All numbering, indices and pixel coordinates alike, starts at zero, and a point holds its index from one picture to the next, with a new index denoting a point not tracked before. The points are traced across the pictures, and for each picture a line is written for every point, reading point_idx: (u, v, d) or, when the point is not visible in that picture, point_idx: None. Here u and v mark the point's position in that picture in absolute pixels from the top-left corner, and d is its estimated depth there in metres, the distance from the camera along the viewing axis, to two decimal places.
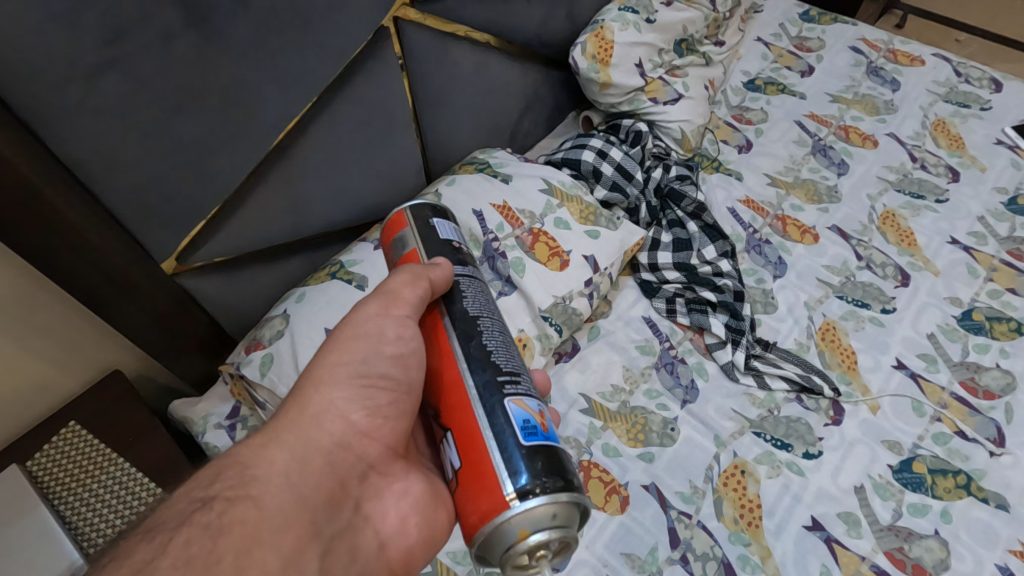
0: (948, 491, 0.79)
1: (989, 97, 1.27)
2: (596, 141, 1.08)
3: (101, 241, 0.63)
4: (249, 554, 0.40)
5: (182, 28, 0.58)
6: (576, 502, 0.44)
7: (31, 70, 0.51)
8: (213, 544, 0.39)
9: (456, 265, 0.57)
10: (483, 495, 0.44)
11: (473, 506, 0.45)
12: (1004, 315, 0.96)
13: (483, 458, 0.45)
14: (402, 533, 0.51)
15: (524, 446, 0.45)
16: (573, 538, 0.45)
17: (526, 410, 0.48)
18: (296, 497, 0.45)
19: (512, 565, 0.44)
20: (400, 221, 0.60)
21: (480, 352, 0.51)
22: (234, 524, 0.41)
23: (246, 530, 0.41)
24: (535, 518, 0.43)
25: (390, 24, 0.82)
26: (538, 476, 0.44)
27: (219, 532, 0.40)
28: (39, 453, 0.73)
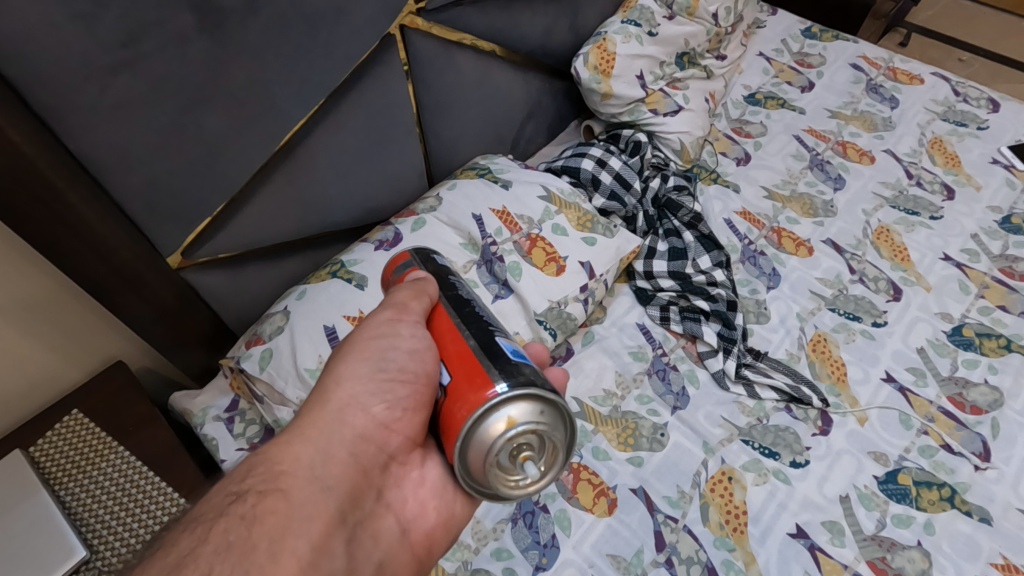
0: (932, 503, 0.80)
1: (987, 117, 1.29)
2: (595, 150, 1.10)
3: (110, 234, 0.65)
4: (281, 542, 0.44)
5: (196, 32, 0.61)
6: (556, 404, 0.48)
7: (51, 70, 0.53)
8: (249, 533, 0.43)
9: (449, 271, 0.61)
10: (471, 391, 0.47)
11: (462, 404, 0.47)
12: (994, 331, 0.97)
13: (474, 365, 0.49)
14: (422, 516, 0.55)
15: (513, 358, 0.49)
16: (557, 441, 0.49)
17: (515, 345, 0.52)
18: (321, 490, 0.48)
19: (494, 462, 0.48)
20: (400, 254, 0.64)
21: (474, 314, 0.54)
22: (266, 515, 0.45)
23: (278, 521, 0.45)
24: (523, 410, 0.47)
25: (396, 32, 0.84)
26: (523, 373, 0.48)
27: (253, 522, 0.44)
28: (42, 440, 0.75)
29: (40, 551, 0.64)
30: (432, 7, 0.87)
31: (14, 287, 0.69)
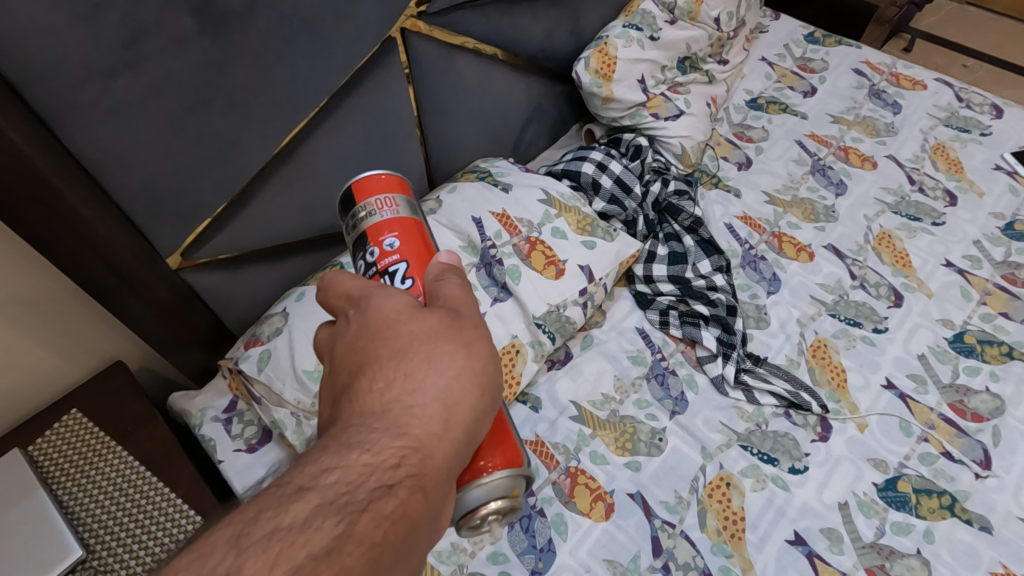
0: (932, 511, 0.80)
1: (989, 123, 1.29)
2: (596, 154, 1.10)
3: (109, 234, 0.65)
4: (410, 553, 0.36)
5: (196, 35, 0.61)
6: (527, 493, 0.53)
7: (52, 71, 0.53)
8: (394, 540, 0.35)
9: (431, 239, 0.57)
10: (503, 446, 0.49)
11: (495, 454, 0.48)
12: (995, 338, 0.97)
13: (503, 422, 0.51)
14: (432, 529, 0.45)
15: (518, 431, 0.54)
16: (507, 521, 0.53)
17: None
18: (445, 497, 0.40)
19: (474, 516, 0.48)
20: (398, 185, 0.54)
21: None
22: (408, 519, 0.36)
23: (415, 527, 0.37)
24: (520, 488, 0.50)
25: (398, 34, 0.84)
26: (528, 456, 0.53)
27: (398, 526, 0.36)
28: (41, 439, 0.76)
29: (38, 548, 0.65)
30: (433, 10, 0.87)
31: (16, 287, 0.69)
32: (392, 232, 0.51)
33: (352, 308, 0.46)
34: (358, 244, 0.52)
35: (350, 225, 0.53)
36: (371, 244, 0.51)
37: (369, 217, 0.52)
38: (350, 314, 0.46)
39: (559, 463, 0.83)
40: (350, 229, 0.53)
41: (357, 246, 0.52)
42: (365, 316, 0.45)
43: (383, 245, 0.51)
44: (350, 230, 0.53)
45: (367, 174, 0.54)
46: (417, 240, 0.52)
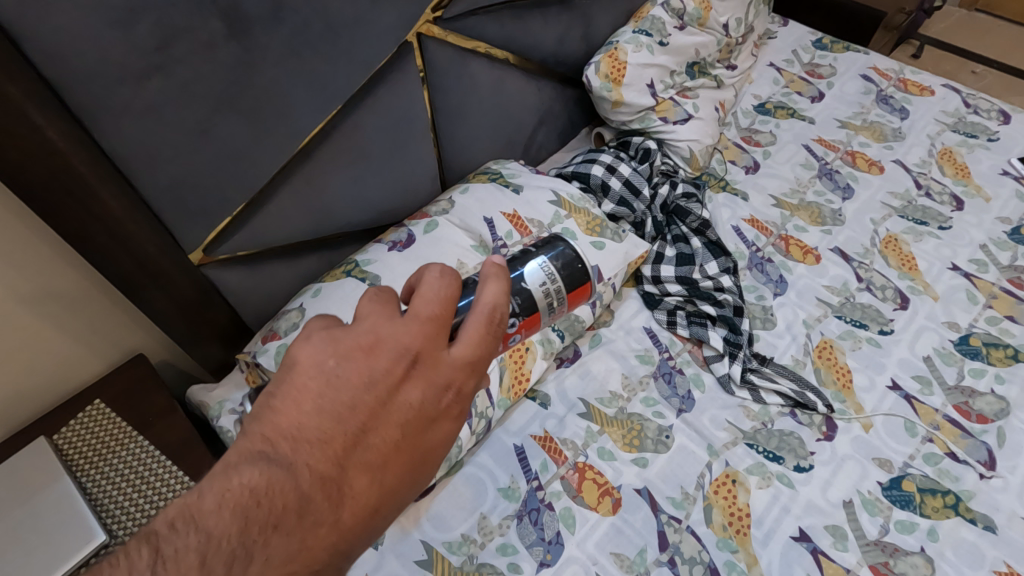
0: (936, 510, 0.81)
1: (997, 129, 1.29)
2: (605, 157, 1.12)
3: (137, 230, 0.67)
4: None
5: (224, 38, 0.64)
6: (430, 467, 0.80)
7: (88, 71, 0.56)
8: None
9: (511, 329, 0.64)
10: None
11: None
12: (1001, 341, 0.98)
13: None
14: None
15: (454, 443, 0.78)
16: None
17: None
18: None
19: None
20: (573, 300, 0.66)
21: None
22: None
23: None
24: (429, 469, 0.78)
25: (414, 39, 0.86)
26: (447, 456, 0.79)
27: None
28: (66, 428, 0.78)
29: (59, 542, 0.66)
30: (448, 16, 0.89)
31: (49, 282, 0.72)
32: (526, 331, 0.63)
33: (452, 393, 0.45)
34: (523, 305, 0.61)
35: (547, 281, 0.62)
36: (520, 323, 0.61)
37: (548, 310, 0.63)
38: (448, 397, 0.45)
39: (567, 458, 0.84)
40: (539, 283, 0.61)
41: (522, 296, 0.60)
42: (442, 419, 0.45)
43: (512, 337, 0.61)
44: (536, 284, 0.61)
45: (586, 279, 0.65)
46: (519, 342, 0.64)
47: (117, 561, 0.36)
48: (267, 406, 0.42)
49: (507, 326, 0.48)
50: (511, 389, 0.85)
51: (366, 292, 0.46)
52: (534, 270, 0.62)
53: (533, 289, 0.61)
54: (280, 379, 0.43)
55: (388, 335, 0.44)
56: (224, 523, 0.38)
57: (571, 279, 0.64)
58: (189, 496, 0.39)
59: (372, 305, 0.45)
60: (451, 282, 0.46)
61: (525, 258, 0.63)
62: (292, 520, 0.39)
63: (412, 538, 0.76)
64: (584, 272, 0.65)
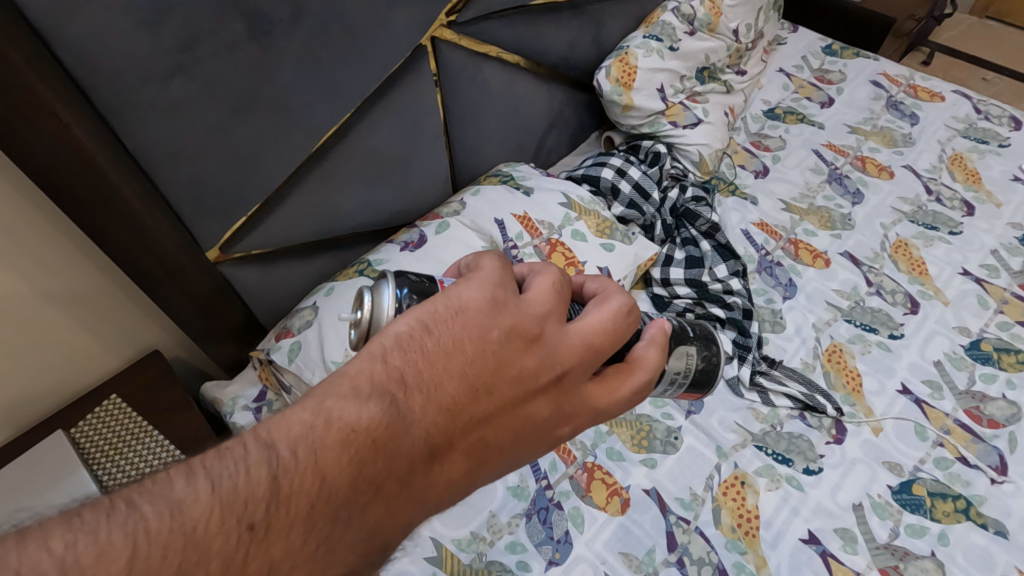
0: (947, 514, 0.80)
1: (1008, 135, 1.29)
2: (615, 160, 1.13)
3: (157, 227, 0.69)
4: None
5: (245, 40, 0.65)
6: None
7: (114, 71, 0.57)
8: None
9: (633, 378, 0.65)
10: None
11: None
12: (1012, 347, 0.98)
13: None
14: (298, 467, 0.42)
15: None
16: None
17: None
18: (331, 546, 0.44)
19: None
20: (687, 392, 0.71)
21: None
22: None
23: None
24: None
25: (428, 43, 0.88)
26: None
27: None
28: (83, 422, 0.80)
29: (60, 487, 0.71)
30: (462, 20, 0.91)
31: (71, 278, 0.73)
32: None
33: (563, 417, 0.47)
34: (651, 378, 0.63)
35: (681, 374, 0.64)
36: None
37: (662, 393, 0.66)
38: (559, 425, 0.47)
39: (576, 458, 0.85)
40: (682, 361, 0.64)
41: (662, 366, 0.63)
42: (540, 431, 0.46)
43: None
44: (671, 370, 0.63)
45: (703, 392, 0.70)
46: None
47: (232, 471, 0.34)
48: (420, 346, 0.41)
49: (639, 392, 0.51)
50: None
51: (553, 276, 0.47)
52: (680, 353, 0.64)
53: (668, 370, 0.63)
54: (445, 320, 0.42)
55: (553, 338, 0.45)
56: (341, 472, 0.36)
57: (697, 381, 0.66)
58: (312, 419, 0.36)
59: (557, 293, 0.46)
60: (630, 324, 0.48)
61: (679, 337, 0.65)
62: (394, 488, 0.38)
63: (422, 534, 0.75)
64: (708, 382, 0.68)
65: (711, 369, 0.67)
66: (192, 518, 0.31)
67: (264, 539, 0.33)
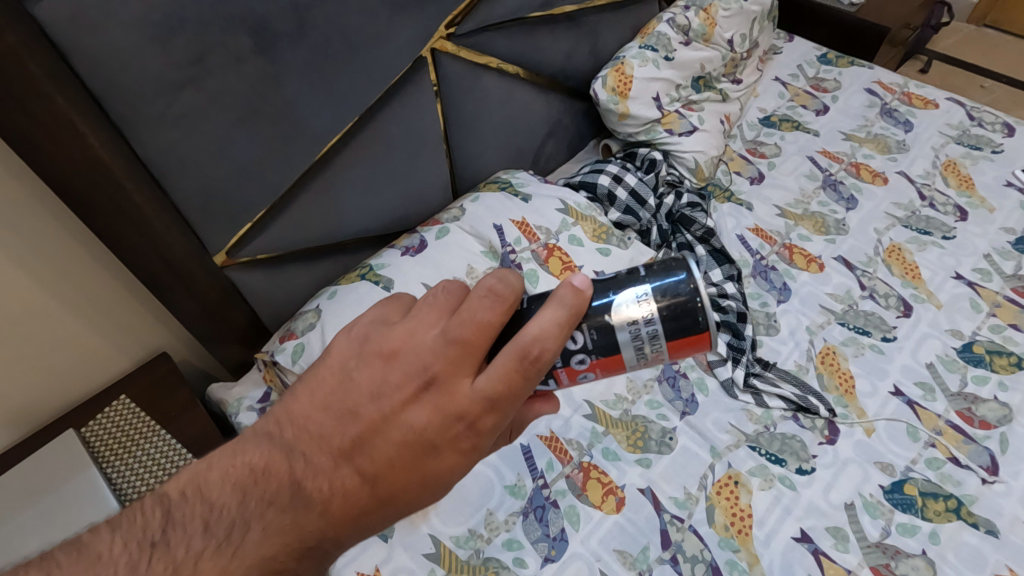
0: (938, 514, 0.82)
1: (1001, 141, 1.31)
2: (612, 167, 1.16)
3: (166, 232, 0.72)
4: None
5: (252, 53, 0.68)
6: None
7: (128, 83, 0.60)
8: None
9: (583, 357, 0.50)
10: None
11: None
12: (1005, 349, 0.99)
13: None
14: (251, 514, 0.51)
15: None
16: None
17: None
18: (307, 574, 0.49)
19: None
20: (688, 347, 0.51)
21: None
22: None
23: None
24: None
25: (428, 55, 0.91)
26: None
27: None
28: (93, 422, 0.82)
29: (83, 517, 0.71)
30: (461, 32, 0.94)
31: (84, 283, 0.76)
32: (602, 372, 0.52)
33: (462, 421, 0.44)
34: (602, 337, 0.49)
35: (648, 323, 0.49)
36: (596, 359, 0.50)
37: (638, 356, 0.51)
38: (457, 428, 0.44)
39: (572, 458, 0.86)
40: (626, 317, 0.49)
41: (596, 332, 0.49)
42: (440, 436, 0.44)
43: (586, 371, 0.51)
44: (624, 321, 0.49)
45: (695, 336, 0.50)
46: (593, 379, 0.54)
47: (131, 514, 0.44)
48: (291, 390, 0.47)
49: (546, 368, 0.44)
50: None
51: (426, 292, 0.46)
52: (623, 306, 0.49)
53: (625, 326, 0.49)
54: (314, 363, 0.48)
55: (416, 347, 0.44)
56: (226, 496, 0.44)
57: (684, 322, 0.49)
58: (200, 464, 0.46)
59: (427, 305, 0.45)
60: (495, 314, 0.43)
61: (625, 284, 0.51)
62: (284, 500, 0.44)
63: (421, 531, 0.77)
64: (701, 321, 0.49)
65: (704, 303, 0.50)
66: (97, 551, 0.41)
67: (165, 550, 0.42)
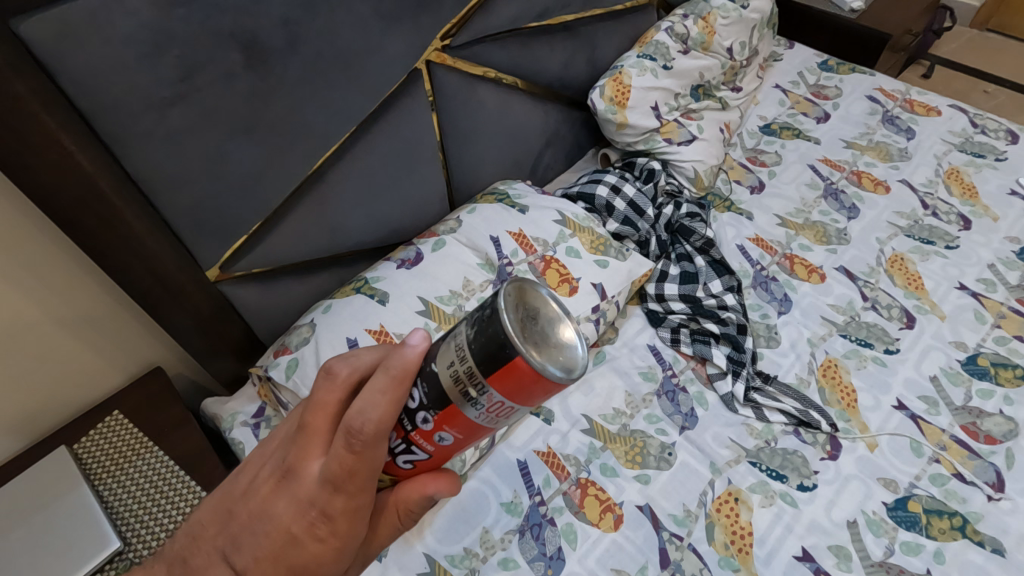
0: (943, 532, 0.80)
1: (1005, 148, 1.30)
2: (610, 177, 1.15)
3: (156, 248, 0.71)
4: None
5: (243, 69, 0.68)
6: None
7: (117, 100, 0.60)
8: None
9: (424, 416, 0.40)
10: None
11: None
12: (1010, 362, 0.97)
13: None
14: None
15: None
16: None
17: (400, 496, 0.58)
18: None
19: None
20: (525, 376, 0.36)
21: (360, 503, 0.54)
22: None
23: None
24: None
25: (423, 67, 0.90)
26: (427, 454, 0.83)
27: None
28: (85, 438, 0.82)
29: (83, 552, 0.70)
30: (456, 44, 0.93)
31: (75, 298, 0.76)
32: (458, 432, 0.40)
33: (314, 507, 0.44)
34: (433, 387, 0.39)
35: (463, 361, 0.38)
36: (437, 418, 0.40)
37: (473, 405, 0.38)
38: (311, 515, 0.44)
39: (570, 474, 0.85)
40: (446, 361, 0.39)
41: (425, 383, 0.40)
42: (299, 519, 0.44)
43: (442, 433, 0.41)
44: (443, 364, 0.39)
45: (520, 363, 0.36)
46: (473, 442, 0.42)
47: None
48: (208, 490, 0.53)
49: (374, 448, 0.41)
50: None
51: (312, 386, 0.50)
52: (442, 353, 0.39)
53: (445, 369, 0.39)
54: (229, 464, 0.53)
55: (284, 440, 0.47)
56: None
57: (495, 348, 0.36)
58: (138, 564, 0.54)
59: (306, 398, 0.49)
60: (332, 399, 0.43)
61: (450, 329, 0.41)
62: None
63: (416, 550, 0.77)
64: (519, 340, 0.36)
65: (520, 326, 0.37)
66: None
67: None
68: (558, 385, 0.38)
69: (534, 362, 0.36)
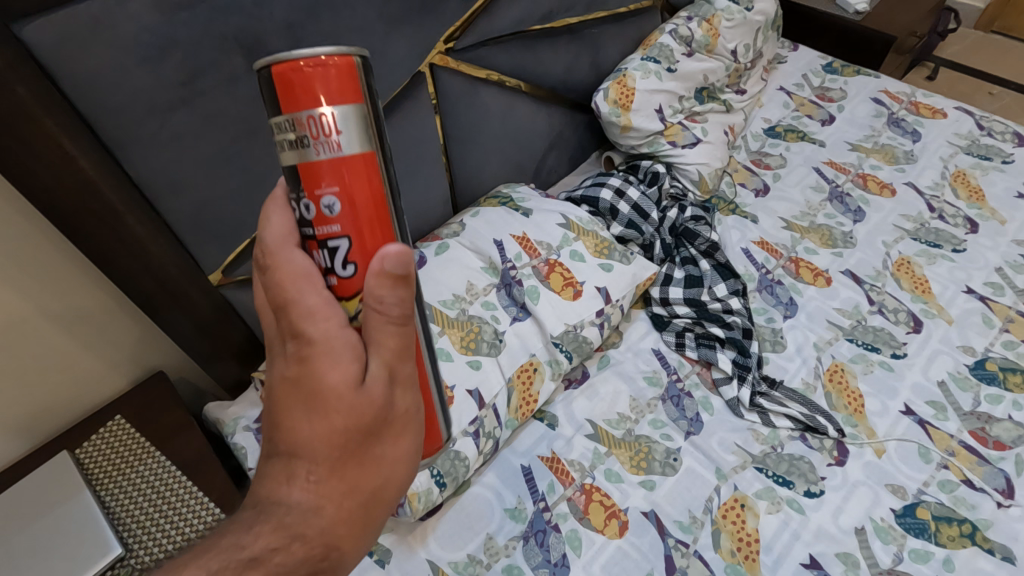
0: (952, 539, 0.79)
1: (1012, 151, 1.29)
2: (614, 180, 1.14)
3: (159, 252, 0.70)
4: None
5: (246, 72, 0.67)
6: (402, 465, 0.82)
7: (120, 105, 0.59)
8: None
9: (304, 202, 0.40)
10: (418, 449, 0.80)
11: None
12: (1018, 366, 0.96)
13: None
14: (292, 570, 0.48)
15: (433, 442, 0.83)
16: None
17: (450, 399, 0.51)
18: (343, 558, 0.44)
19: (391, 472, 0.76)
20: (299, 73, 0.37)
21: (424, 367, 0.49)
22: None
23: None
24: None
25: (426, 69, 0.90)
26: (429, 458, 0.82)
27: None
28: (88, 443, 0.81)
29: (85, 556, 0.69)
30: (460, 47, 0.93)
31: (77, 302, 0.75)
32: (330, 180, 0.39)
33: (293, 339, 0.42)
34: (288, 178, 0.40)
35: (280, 127, 0.39)
36: (307, 192, 0.39)
37: (306, 148, 0.38)
38: (292, 350, 0.42)
39: (574, 480, 0.84)
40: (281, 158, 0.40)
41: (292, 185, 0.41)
42: (294, 362, 0.42)
43: (322, 200, 0.39)
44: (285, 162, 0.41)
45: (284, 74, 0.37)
46: (370, 181, 0.40)
47: None
48: None
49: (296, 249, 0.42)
50: (519, 410, 0.86)
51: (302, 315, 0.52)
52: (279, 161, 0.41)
53: (283, 152, 0.40)
54: None
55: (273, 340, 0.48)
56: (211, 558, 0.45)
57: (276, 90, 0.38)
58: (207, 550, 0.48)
59: None
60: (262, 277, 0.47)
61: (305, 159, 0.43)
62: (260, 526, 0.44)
63: (419, 556, 0.76)
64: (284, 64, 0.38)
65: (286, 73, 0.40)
66: None
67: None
68: (338, 61, 0.38)
69: (288, 59, 0.37)
